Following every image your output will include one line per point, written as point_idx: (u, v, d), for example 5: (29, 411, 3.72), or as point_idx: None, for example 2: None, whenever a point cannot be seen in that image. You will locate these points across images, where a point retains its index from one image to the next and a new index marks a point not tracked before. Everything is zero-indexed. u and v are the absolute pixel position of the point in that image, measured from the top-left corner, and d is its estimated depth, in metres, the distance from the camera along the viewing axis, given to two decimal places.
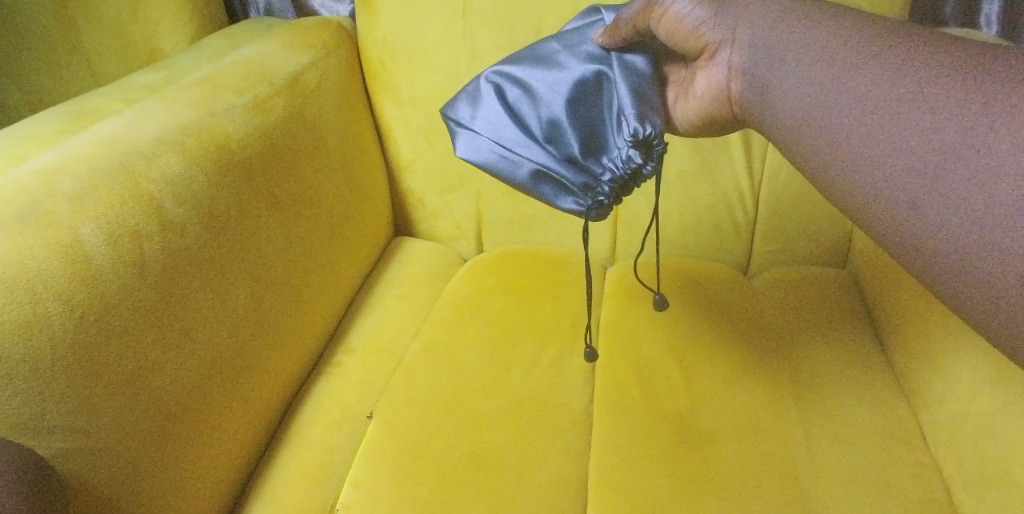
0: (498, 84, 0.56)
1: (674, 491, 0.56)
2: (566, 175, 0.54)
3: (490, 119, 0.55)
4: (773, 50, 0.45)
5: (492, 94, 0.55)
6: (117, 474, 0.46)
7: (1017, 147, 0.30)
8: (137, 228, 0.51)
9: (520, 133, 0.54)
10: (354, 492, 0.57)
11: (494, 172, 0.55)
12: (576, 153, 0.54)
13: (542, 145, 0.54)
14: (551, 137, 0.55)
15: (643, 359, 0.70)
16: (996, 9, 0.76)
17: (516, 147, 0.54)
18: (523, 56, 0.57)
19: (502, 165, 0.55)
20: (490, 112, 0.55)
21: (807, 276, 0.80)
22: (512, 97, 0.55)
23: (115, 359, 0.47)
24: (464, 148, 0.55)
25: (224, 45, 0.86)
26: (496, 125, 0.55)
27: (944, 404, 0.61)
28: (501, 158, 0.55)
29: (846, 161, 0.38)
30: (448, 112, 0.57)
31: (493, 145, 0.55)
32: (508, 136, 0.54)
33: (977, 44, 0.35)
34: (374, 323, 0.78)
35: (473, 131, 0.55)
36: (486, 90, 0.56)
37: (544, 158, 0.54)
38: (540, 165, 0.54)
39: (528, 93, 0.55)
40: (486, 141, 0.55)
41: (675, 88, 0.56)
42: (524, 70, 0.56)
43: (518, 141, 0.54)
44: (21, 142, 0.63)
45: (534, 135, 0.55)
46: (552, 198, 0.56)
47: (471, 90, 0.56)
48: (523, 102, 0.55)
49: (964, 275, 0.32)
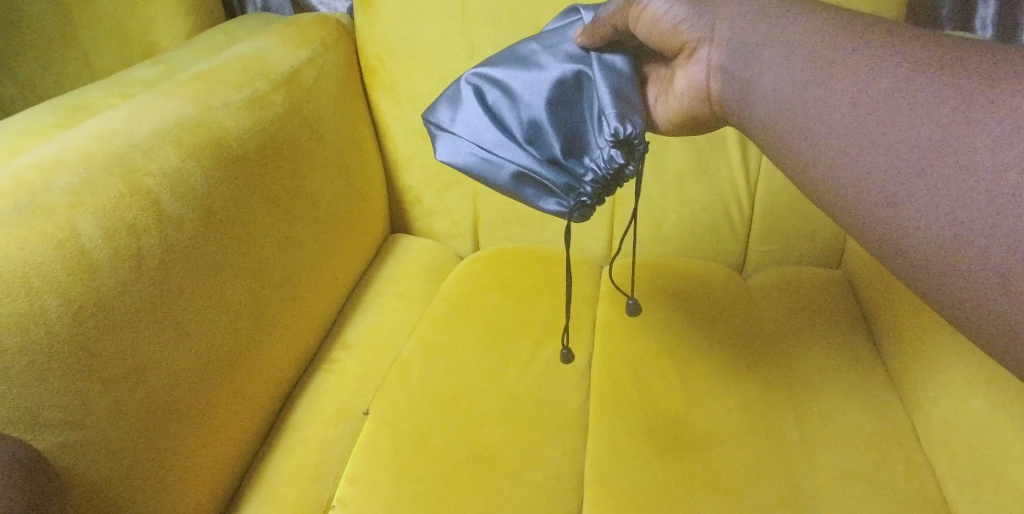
0: (477, 85, 0.55)
1: (671, 488, 0.56)
2: (548, 175, 0.54)
3: (471, 122, 0.55)
4: (752, 49, 0.46)
5: (472, 96, 0.55)
6: (114, 467, 0.46)
7: (995, 145, 0.30)
8: (136, 222, 0.51)
9: (501, 135, 0.54)
10: (350, 488, 0.57)
11: (475, 175, 0.55)
12: (558, 154, 0.54)
13: (523, 147, 0.54)
14: (532, 139, 0.54)
15: (639, 357, 0.70)
16: (991, 12, 0.77)
17: (498, 149, 0.54)
18: (502, 58, 0.57)
19: (483, 168, 0.55)
20: (470, 114, 0.55)
21: (802, 276, 0.80)
22: (491, 99, 0.55)
23: (112, 354, 0.47)
24: (444, 152, 0.55)
25: (221, 39, 0.86)
26: (476, 128, 0.54)
27: (939, 403, 0.61)
28: (483, 160, 0.54)
29: (824, 160, 0.39)
30: (428, 116, 0.56)
31: (474, 148, 0.55)
32: (488, 138, 0.54)
33: (952, 42, 0.36)
34: (371, 320, 0.78)
35: (454, 135, 0.55)
36: (466, 92, 0.55)
37: (526, 160, 0.54)
38: (522, 167, 0.54)
39: (507, 94, 0.55)
40: (467, 144, 0.55)
41: (655, 87, 0.57)
42: (503, 71, 0.55)
43: (500, 144, 0.54)
44: (18, 134, 0.63)
45: (515, 137, 0.54)
46: (536, 200, 0.55)
47: (451, 93, 0.56)
48: (503, 103, 0.55)
49: (940, 272, 0.32)
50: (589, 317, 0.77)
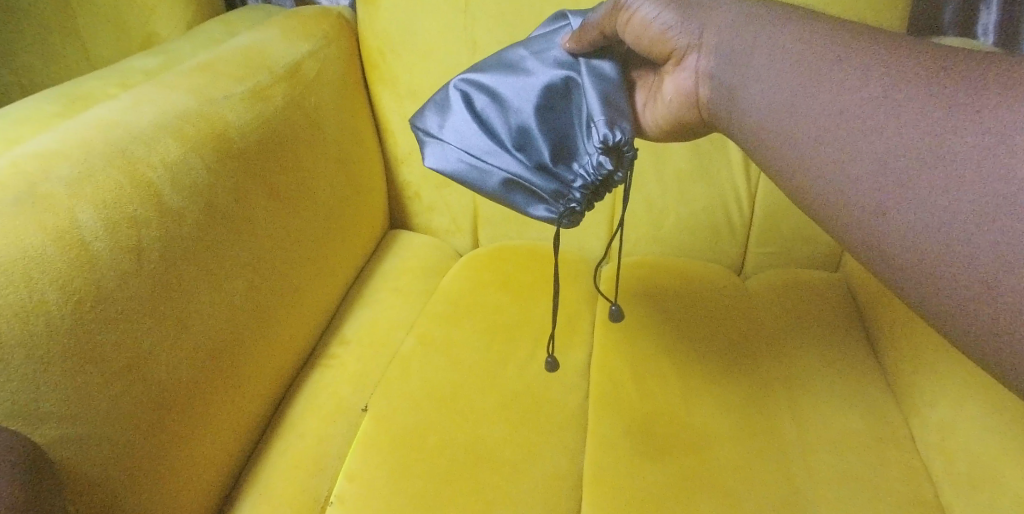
0: (465, 91, 0.55)
1: (669, 489, 0.56)
2: (537, 182, 0.53)
3: (459, 129, 0.54)
4: (742, 55, 0.46)
5: (460, 102, 0.55)
6: (111, 461, 0.46)
7: (981, 153, 0.30)
8: (136, 214, 0.51)
9: (489, 141, 0.54)
10: (348, 484, 0.57)
11: (463, 181, 0.54)
12: (547, 161, 0.53)
13: (512, 153, 0.54)
14: (521, 145, 0.54)
15: (637, 358, 0.70)
16: (993, 19, 0.76)
17: (486, 156, 0.53)
18: (490, 64, 0.56)
19: (471, 175, 0.54)
20: (458, 121, 0.54)
21: (801, 278, 0.80)
22: (479, 105, 0.55)
23: (111, 346, 0.47)
24: (432, 158, 0.54)
25: (221, 31, 0.86)
26: (464, 134, 0.54)
27: (937, 408, 0.61)
28: (472, 167, 0.54)
29: (814, 168, 0.39)
30: (416, 122, 0.56)
31: (461, 154, 0.54)
32: (477, 145, 0.54)
33: (936, 49, 0.36)
34: (369, 315, 0.78)
35: (441, 141, 0.54)
36: (454, 98, 0.55)
37: (515, 166, 0.53)
38: (511, 174, 0.53)
39: (495, 100, 0.55)
40: (455, 151, 0.54)
41: (643, 93, 0.56)
42: (491, 77, 0.55)
43: (488, 150, 0.53)
44: (17, 124, 0.63)
45: (503, 143, 0.54)
46: (525, 206, 0.55)
47: (440, 99, 0.56)
48: (491, 109, 0.54)
49: (931, 282, 0.32)
50: (588, 316, 0.76)
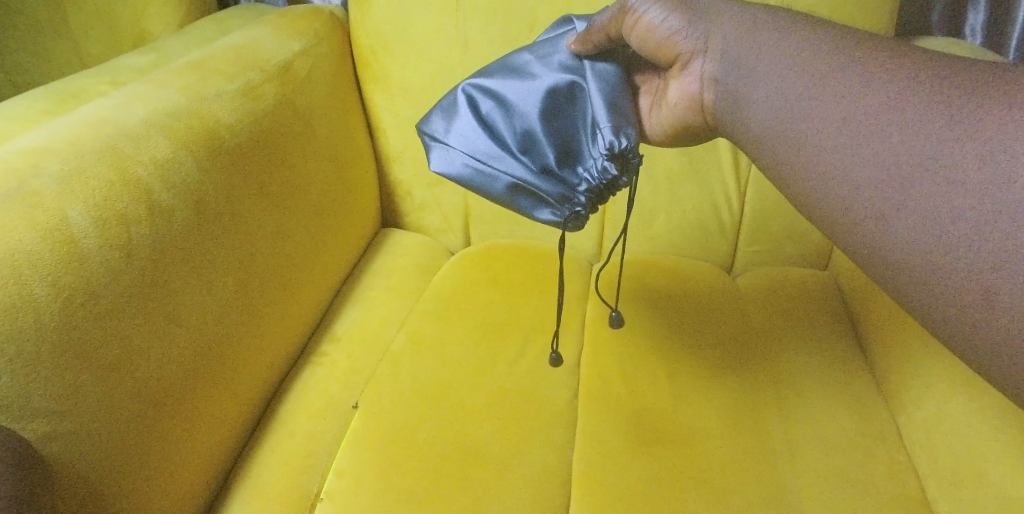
0: (472, 96, 0.55)
1: (655, 484, 0.57)
2: (543, 187, 0.53)
3: (463, 133, 0.54)
4: (745, 61, 0.46)
5: (467, 106, 0.55)
6: (100, 457, 0.46)
7: (982, 161, 0.31)
8: (126, 212, 0.51)
9: (495, 146, 0.54)
10: (337, 480, 0.57)
11: (469, 186, 0.54)
12: (552, 165, 0.54)
13: (518, 157, 0.54)
14: (526, 149, 0.54)
15: (628, 356, 0.70)
16: (980, 20, 0.77)
17: (491, 160, 0.53)
18: (495, 68, 0.56)
19: (478, 179, 0.54)
20: (463, 125, 0.54)
21: (791, 277, 0.81)
22: (485, 110, 0.55)
23: (100, 345, 0.47)
24: (438, 162, 0.55)
25: (213, 28, 0.85)
26: (470, 139, 0.54)
27: (922, 404, 0.62)
28: (477, 172, 0.54)
29: (815, 175, 0.39)
30: (423, 127, 0.56)
31: (467, 159, 0.54)
32: (481, 149, 0.54)
33: (935, 58, 0.37)
34: (361, 314, 0.78)
35: (446, 145, 0.54)
36: (459, 102, 0.55)
37: (520, 171, 0.53)
38: (517, 179, 0.53)
39: (500, 104, 0.55)
40: (460, 155, 0.54)
41: (649, 98, 0.57)
42: (497, 82, 0.55)
43: (494, 155, 0.53)
44: (6, 121, 0.63)
45: (509, 147, 0.54)
46: (529, 210, 0.55)
47: (446, 104, 0.56)
48: (496, 113, 0.54)
49: (927, 286, 0.33)
50: (579, 315, 0.77)
